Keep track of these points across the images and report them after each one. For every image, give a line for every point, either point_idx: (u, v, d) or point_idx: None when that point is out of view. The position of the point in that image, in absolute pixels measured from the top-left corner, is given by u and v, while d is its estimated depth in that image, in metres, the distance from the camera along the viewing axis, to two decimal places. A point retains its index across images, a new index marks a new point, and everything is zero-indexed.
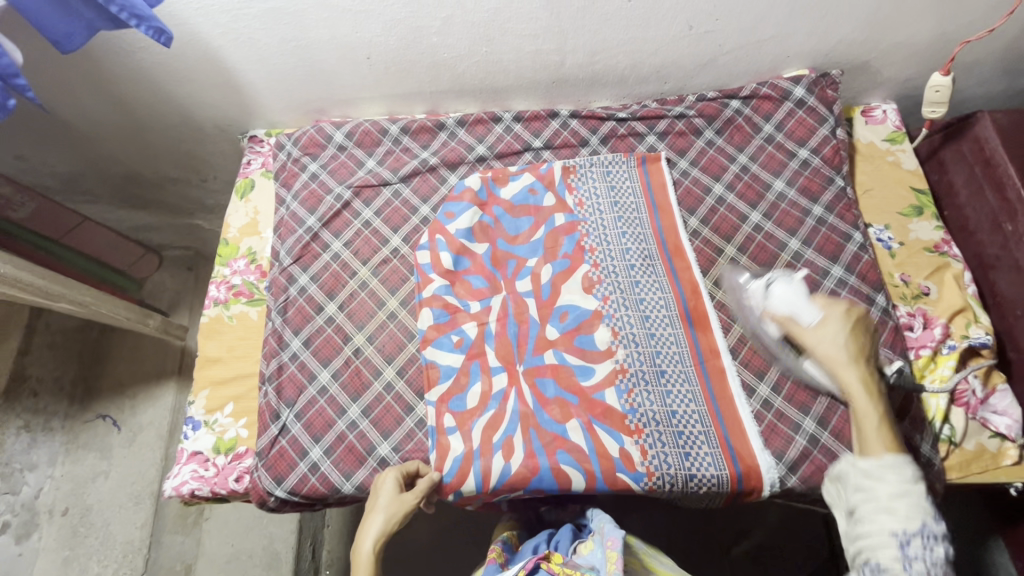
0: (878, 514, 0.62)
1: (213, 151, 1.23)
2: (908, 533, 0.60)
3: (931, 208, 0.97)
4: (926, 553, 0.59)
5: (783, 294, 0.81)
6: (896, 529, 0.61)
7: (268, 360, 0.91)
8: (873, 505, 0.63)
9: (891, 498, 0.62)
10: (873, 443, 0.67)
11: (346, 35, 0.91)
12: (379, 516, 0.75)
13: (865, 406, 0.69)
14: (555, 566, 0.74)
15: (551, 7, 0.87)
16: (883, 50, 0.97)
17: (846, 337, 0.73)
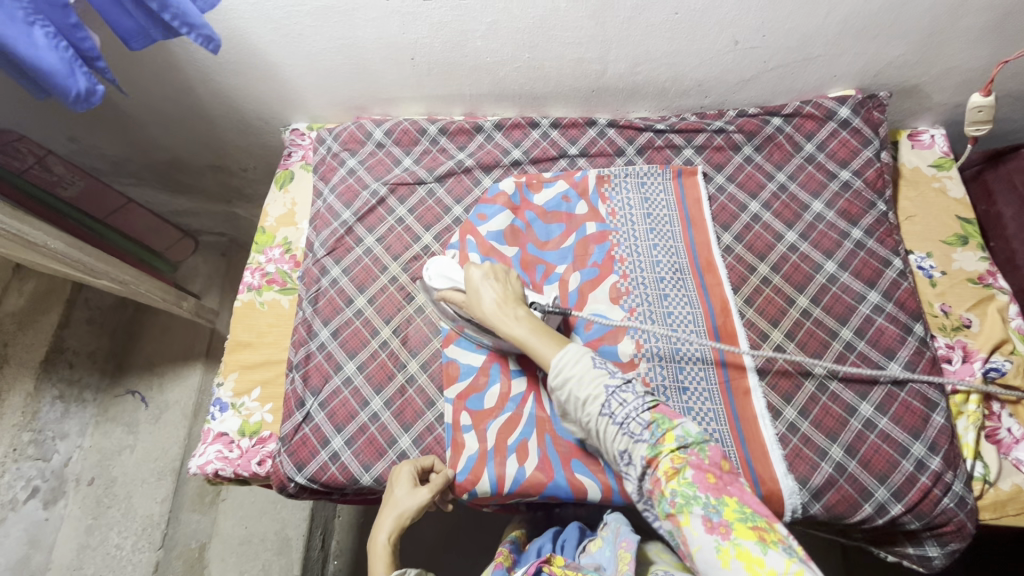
0: (591, 398, 0.70)
1: (255, 141, 1.26)
2: (607, 404, 0.69)
3: (977, 238, 0.94)
4: (627, 407, 0.68)
5: (439, 269, 0.87)
6: (601, 407, 0.69)
7: (295, 348, 0.93)
8: (576, 403, 0.71)
9: (581, 383, 0.71)
10: (543, 351, 0.74)
11: (393, 35, 0.93)
12: (391, 517, 0.76)
13: (524, 338, 0.76)
14: (557, 568, 0.70)
15: (598, 17, 0.87)
16: (936, 74, 0.95)
17: (484, 296, 0.79)
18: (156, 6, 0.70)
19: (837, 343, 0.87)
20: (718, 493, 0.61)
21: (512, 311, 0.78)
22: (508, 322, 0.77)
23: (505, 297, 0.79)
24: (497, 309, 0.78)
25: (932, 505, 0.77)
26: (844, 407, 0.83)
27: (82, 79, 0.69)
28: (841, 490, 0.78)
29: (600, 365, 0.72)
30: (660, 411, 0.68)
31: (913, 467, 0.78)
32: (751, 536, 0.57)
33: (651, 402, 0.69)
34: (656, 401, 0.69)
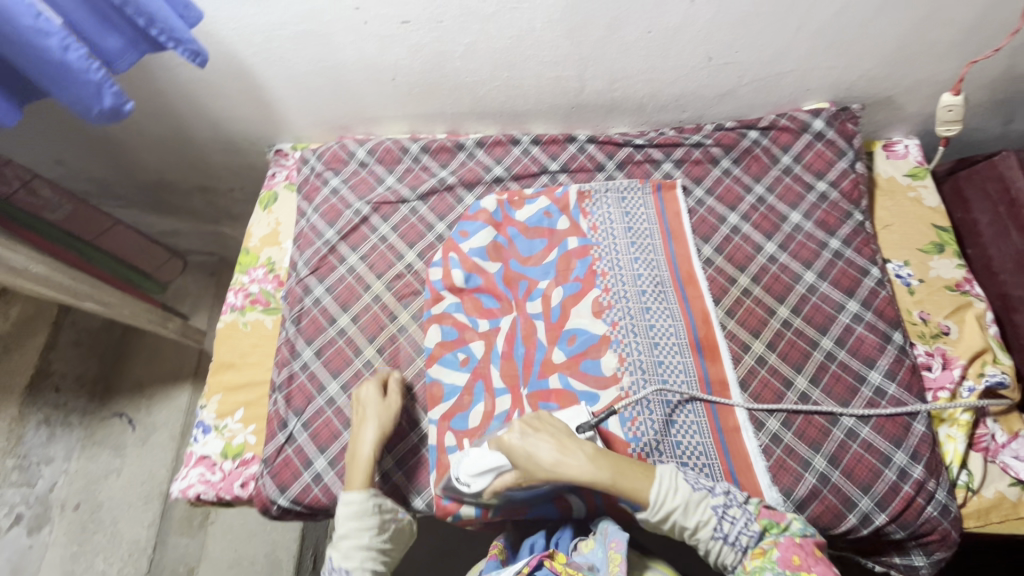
0: (698, 520, 0.71)
1: (241, 162, 1.27)
2: (718, 525, 0.70)
3: (953, 246, 0.95)
4: (737, 524, 0.70)
5: (473, 477, 0.79)
6: (711, 531, 0.70)
7: (279, 368, 0.93)
8: (687, 532, 0.72)
9: (687, 513, 0.71)
10: (639, 488, 0.72)
11: (373, 57, 0.94)
12: (371, 425, 0.83)
13: (607, 484, 0.72)
14: (558, 564, 0.73)
15: (573, 36, 0.89)
16: (906, 86, 0.97)
17: (542, 461, 0.74)
18: (141, 22, 0.69)
19: (818, 353, 0.87)
20: (800, 572, 0.66)
21: (580, 462, 0.74)
22: (575, 475, 0.73)
23: (562, 447, 0.75)
24: (556, 470, 0.73)
25: (916, 514, 0.76)
26: (827, 416, 0.83)
27: (110, 99, 0.70)
28: (825, 500, 0.78)
29: (700, 486, 0.73)
30: (764, 515, 0.72)
31: (896, 476, 0.78)
32: None
33: (753, 509, 0.72)
34: (755, 505, 0.73)
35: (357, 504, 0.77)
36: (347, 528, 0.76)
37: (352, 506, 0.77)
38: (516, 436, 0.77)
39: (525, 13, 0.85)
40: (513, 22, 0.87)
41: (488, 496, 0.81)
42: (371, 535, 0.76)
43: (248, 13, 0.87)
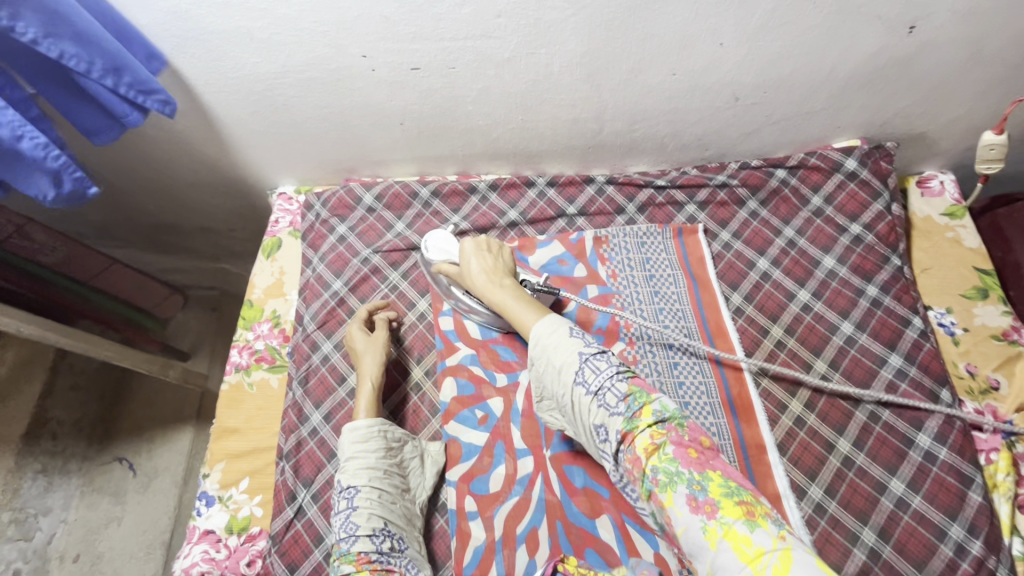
0: (566, 368, 0.67)
1: (243, 203, 1.22)
2: (583, 375, 0.66)
3: (998, 291, 0.90)
4: (602, 377, 0.65)
5: (439, 245, 0.88)
6: (576, 377, 0.66)
7: (286, 434, 0.88)
8: (550, 371, 0.69)
9: (557, 352, 0.69)
10: (526, 316, 0.75)
11: (381, 103, 0.89)
12: (372, 356, 0.86)
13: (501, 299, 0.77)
14: (572, 566, 0.63)
15: (592, 80, 0.84)
16: (943, 122, 0.92)
17: (471, 264, 0.82)
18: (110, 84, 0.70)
19: (861, 413, 0.82)
20: (700, 467, 0.57)
21: (490, 281, 0.80)
22: (486, 286, 0.80)
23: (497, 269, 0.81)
24: (475, 278, 0.81)
25: None
26: (874, 483, 0.78)
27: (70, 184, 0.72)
28: None
29: (579, 338, 0.69)
30: (637, 384, 0.64)
31: (952, 552, 0.73)
32: (737, 514, 0.53)
33: (627, 373, 0.66)
34: (631, 372, 0.66)
35: (362, 428, 0.79)
36: (353, 449, 0.78)
37: (358, 445, 0.78)
38: (470, 245, 0.85)
39: (543, 58, 0.80)
40: (530, 67, 0.82)
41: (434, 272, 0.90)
42: (378, 458, 0.78)
43: (249, 62, 0.82)
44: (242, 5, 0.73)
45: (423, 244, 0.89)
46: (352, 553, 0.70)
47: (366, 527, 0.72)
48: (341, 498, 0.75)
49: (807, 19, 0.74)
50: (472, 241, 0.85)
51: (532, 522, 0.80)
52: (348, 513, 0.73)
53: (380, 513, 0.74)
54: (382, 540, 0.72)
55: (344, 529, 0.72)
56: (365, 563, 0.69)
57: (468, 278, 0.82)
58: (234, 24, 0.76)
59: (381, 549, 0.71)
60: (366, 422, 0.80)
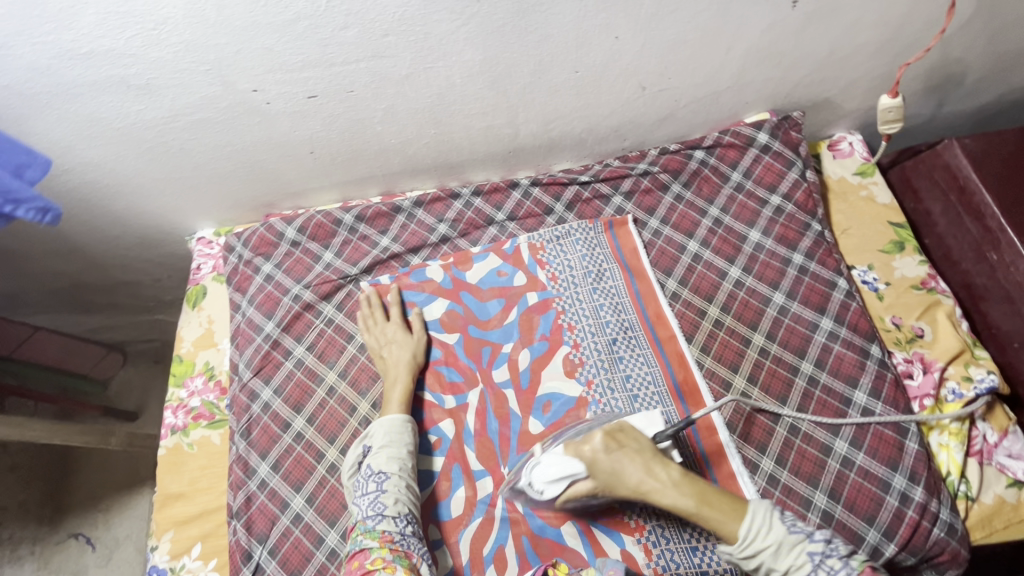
0: (780, 564, 0.65)
1: (162, 252, 1.16)
2: (813, 573, 0.64)
3: (912, 242, 0.94)
4: (835, 574, 0.63)
5: (550, 463, 0.75)
6: (806, 574, 0.64)
7: (234, 492, 0.84)
8: (773, 570, 0.66)
9: (776, 557, 0.65)
10: (728, 526, 0.67)
11: (285, 134, 0.86)
12: (405, 353, 0.87)
13: (689, 507, 0.68)
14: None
15: (497, 86, 0.83)
16: (843, 86, 0.94)
17: (617, 468, 0.71)
18: None
19: (800, 379, 0.84)
20: None
21: (649, 477, 0.71)
22: (662, 488, 0.70)
23: (649, 466, 0.71)
24: (623, 463, 0.72)
25: (924, 539, 0.74)
26: (820, 447, 0.80)
27: None
28: None
29: (797, 529, 0.66)
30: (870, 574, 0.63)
31: (898, 502, 0.76)
32: None
33: (860, 562, 0.64)
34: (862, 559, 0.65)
35: (400, 420, 0.80)
36: (387, 437, 0.78)
37: (388, 435, 0.78)
38: (601, 447, 0.73)
39: (442, 71, 0.78)
40: (431, 81, 0.80)
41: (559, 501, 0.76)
42: (410, 451, 0.78)
43: (131, 110, 0.77)
44: (108, 53, 0.68)
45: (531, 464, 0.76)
46: (376, 530, 0.70)
47: (393, 508, 0.72)
48: (371, 479, 0.74)
49: (694, 4, 0.75)
50: (597, 446, 0.73)
51: (498, 541, 0.79)
52: (376, 494, 0.73)
53: (407, 500, 0.74)
54: (406, 523, 0.71)
55: (372, 506, 0.72)
56: (389, 543, 0.69)
57: (622, 487, 0.71)
58: (104, 74, 0.71)
59: (405, 532, 0.71)
60: (400, 416, 0.81)
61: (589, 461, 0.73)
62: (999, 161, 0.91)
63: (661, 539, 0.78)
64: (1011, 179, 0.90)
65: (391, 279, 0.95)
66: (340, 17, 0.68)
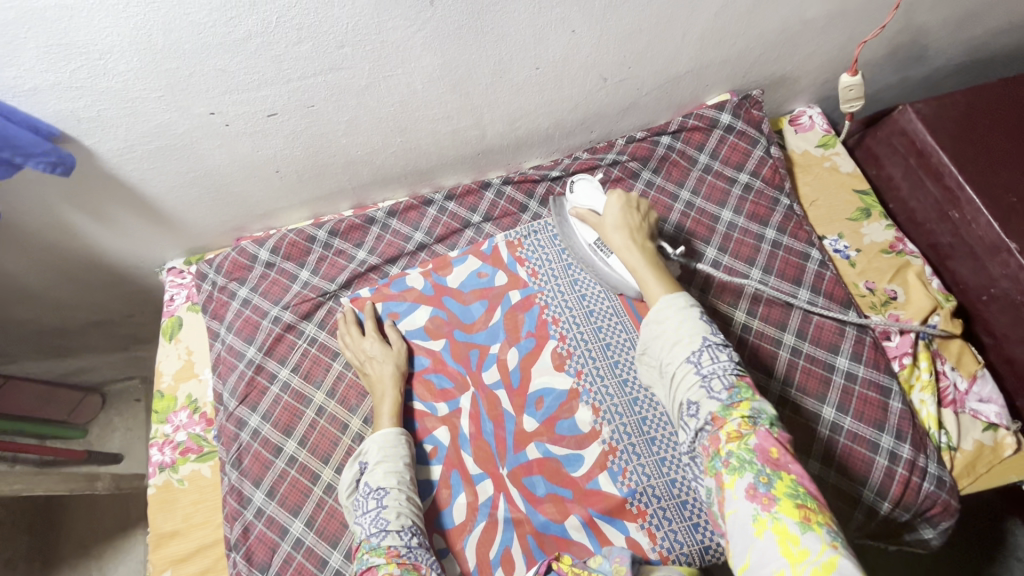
0: (674, 350, 0.68)
1: (132, 287, 1.12)
2: (697, 354, 0.67)
3: (878, 207, 0.96)
4: (717, 365, 0.65)
5: (585, 189, 0.90)
6: (688, 355, 0.67)
7: (231, 523, 0.82)
8: (665, 348, 0.69)
9: (678, 332, 0.69)
10: (655, 287, 0.75)
11: (248, 155, 0.84)
12: (387, 366, 0.86)
13: (645, 261, 0.77)
14: (565, 566, 0.71)
15: (459, 89, 0.82)
16: (798, 61, 0.96)
17: (618, 214, 0.81)
18: None
19: (784, 351, 0.85)
20: (777, 466, 0.58)
21: (631, 239, 0.80)
22: (630, 236, 0.80)
23: (631, 237, 0.80)
24: (625, 232, 0.80)
25: (916, 494, 0.76)
26: (809, 415, 0.81)
27: None
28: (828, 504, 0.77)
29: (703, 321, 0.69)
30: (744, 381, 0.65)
31: (887, 461, 0.77)
32: (795, 514, 0.54)
33: (741, 370, 0.66)
34: (745, 371, 0.66)
35: (392, 433, 0.80)
36: (382, 452, 0.78)
37: (382, 451, 0.78)
38: (618, 199, 0.83)
39: (402, 78, 0.78)
40: (391, 89, 0.79)
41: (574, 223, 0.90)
42: (406, 464, 0.78)
43: (83, 144, 0.74)
44: (53, 88, 0.66)
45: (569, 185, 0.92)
46: (381, 546, 0.68)
47: (395, 523, 0.71)
48: (370, 497, 0.73)
49: None
50: (621, 198, 0.83)
51: (504, 543, 0.79)
52: (377, 510, 0.72)
53: (410, 512, 0.73)
54: (412, 536, 0.70)
55: (374, 523, 0.71)
56: (396, 557, 0.68)
57: (612, 229, 0.81)
58: (51, 109, 0.68)
59: (411, 544, 0.69)
60: (393, 430, 0.80)
61: (606, 203, 0.84)
62: (952, 122, 0.94)
63: (664, 522, 0.78)
64: (965, 138, 0.92)
65: (370, 291, 0.94)
66: (292, 32, 0.67)
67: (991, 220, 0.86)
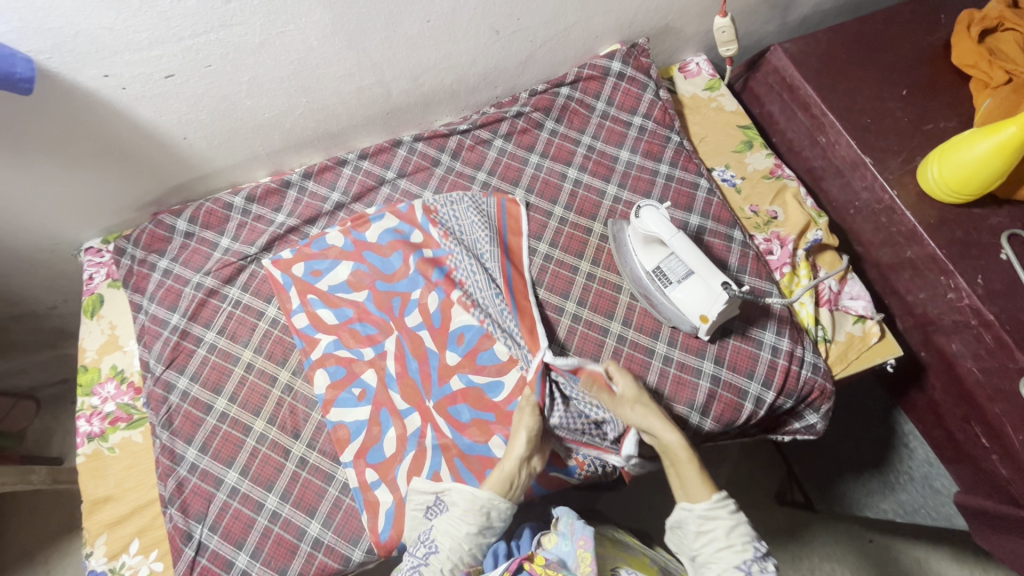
0: (721, 553, 0.70)
1: (50, 274, 1.10)
2: (749, 563, 0.68)
3: (758, 139, 1.06)
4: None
5: (652, 217, 0.86)
6: (738, 561, 0.69)
7: (164, 481, 0.84)
8: (720, 544, 0.70)
9: (728, 535, 0.70)
10: (699, 490, 0.73)
11: (151, 121, 0.86)
12: (524, 436, 0.78)
13: (691, 452, 0.74)
14: (537, 566, 0.75)
15: (355, 44, 0.86)
16: (677, 11, 1.05)
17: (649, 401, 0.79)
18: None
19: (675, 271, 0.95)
20: None
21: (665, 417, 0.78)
22: (668, 423, 0.77)
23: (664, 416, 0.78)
24: (648, 412, 0.78)
25: (796, 380, 0.86)
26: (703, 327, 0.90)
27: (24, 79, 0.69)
28: (722, 398, 0.85)
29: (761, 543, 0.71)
30: None
31: (771, 355, 0.87)
32: None
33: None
34: None
35: (479, 499, 0.74)
36: (458, 510, 0.75)
37: (459, 511, 0.75)
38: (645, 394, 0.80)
39: (295, 34, 0.81)
40: (287, 46, 0.82)
41: (635, 234, 0.90)
42: (468, 535, 0.74)
43: None
44: None
45: (635, 208, 0.87)
46: None
47: None
48: (421, 545, 0.75)
49: None
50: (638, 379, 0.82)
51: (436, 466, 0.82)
52: (420, 563, 0.73)
53: None
54: None
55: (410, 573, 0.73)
56: None
57: (673, 451, 0.75)
58: None
59: None
60: (484, 495, 0.75)
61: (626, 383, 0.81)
62: (815, 59, 1.04)
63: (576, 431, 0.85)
64: (826, 72, 1.03)
65: (292, 252, 0.96)
66: None
67: (849, 140, 0.97)
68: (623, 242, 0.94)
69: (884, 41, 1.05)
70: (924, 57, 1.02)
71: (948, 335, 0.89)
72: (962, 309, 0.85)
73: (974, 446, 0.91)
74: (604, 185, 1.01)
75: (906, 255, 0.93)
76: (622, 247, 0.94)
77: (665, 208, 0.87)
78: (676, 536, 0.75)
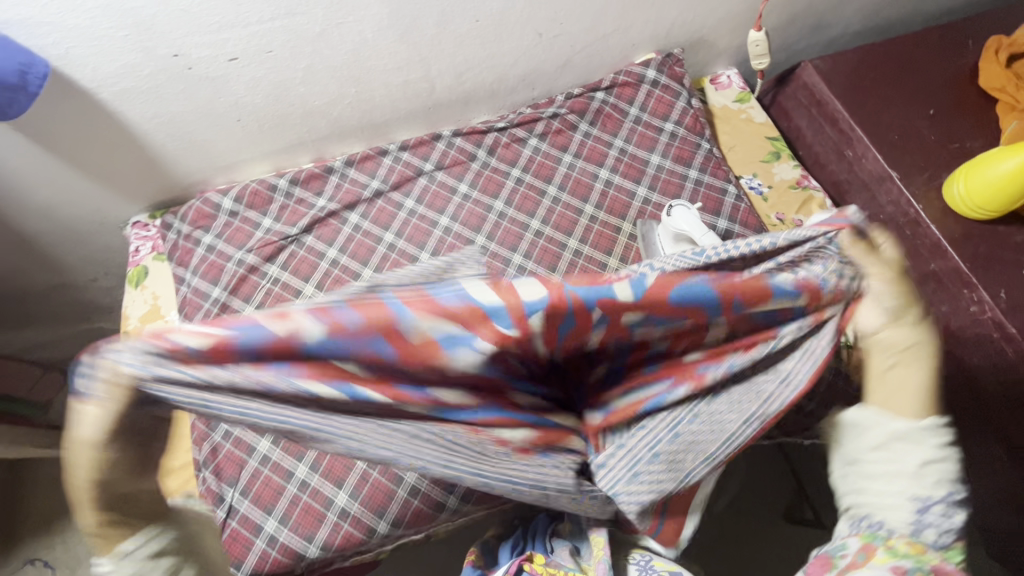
0: (893, 477, 0.46)
1: (94, 246, 1.15)
2: (927, 507, 0.45)
3: (786, 151, 1.09)
4: None
5: (683, 216, 0.91)
6: (920, 492, 0.45)
7: (199, 445, 0.87)
8: (898, 465, 0.46)
9: (921, 465, 0.46)
10: None
11: (209, 102, 0.90)
12: (85, 468, 0.37)
13: None
14: (538, 566, 0.67)
15: (407, 39, 0.91)
16: (712, 25, 1.09)
17: None
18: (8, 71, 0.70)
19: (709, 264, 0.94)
20: None
21: None
22: None
23: None
24: None
25: None
26: None
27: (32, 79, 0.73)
28: None
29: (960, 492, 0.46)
30: None
31: None
32: None
33: None
34: None
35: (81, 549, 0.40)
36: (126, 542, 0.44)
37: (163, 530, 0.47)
38: None
39: (353, 26, 0.86)
40: (343, 37, 0.87)
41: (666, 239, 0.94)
42: None
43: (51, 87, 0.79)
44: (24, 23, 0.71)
45: (668, 209, 0.93)
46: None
47: None
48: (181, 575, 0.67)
49: None
50: None
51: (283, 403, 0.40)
52: None
53: None
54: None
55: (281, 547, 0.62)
56: None
57: (876, 347, 0.48)
58: None
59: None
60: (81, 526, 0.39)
61: None
62: (845, 76, 1.08)
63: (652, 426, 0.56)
64: (855, 89, 1.06)
65: None
66: None
67: (876, 155, 0.99)
68: (652, 241, 0.97)
69: (913, 62, 1.08)
70: (951, 80, 1.05)
71: (969, 349, 0.90)
72: (984, 322, 0.87)
73: (992, 460, 0.92)
74: (635, 187, 1.04)
75: (929, 268, 0.95)
76: (651, 246, 0.97)
77: (696, 208, 0.93)
78: (841, 429, 0.50)
